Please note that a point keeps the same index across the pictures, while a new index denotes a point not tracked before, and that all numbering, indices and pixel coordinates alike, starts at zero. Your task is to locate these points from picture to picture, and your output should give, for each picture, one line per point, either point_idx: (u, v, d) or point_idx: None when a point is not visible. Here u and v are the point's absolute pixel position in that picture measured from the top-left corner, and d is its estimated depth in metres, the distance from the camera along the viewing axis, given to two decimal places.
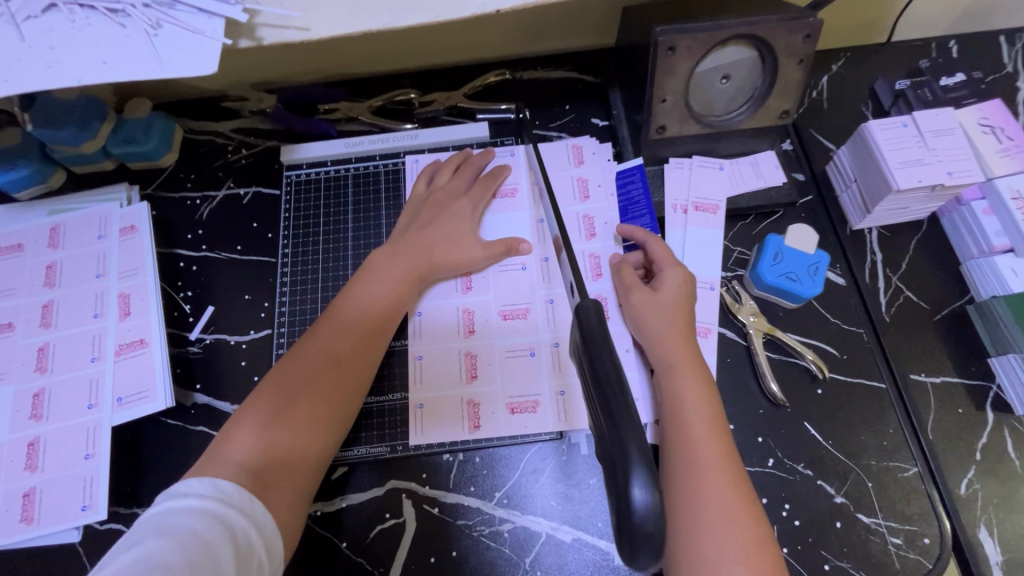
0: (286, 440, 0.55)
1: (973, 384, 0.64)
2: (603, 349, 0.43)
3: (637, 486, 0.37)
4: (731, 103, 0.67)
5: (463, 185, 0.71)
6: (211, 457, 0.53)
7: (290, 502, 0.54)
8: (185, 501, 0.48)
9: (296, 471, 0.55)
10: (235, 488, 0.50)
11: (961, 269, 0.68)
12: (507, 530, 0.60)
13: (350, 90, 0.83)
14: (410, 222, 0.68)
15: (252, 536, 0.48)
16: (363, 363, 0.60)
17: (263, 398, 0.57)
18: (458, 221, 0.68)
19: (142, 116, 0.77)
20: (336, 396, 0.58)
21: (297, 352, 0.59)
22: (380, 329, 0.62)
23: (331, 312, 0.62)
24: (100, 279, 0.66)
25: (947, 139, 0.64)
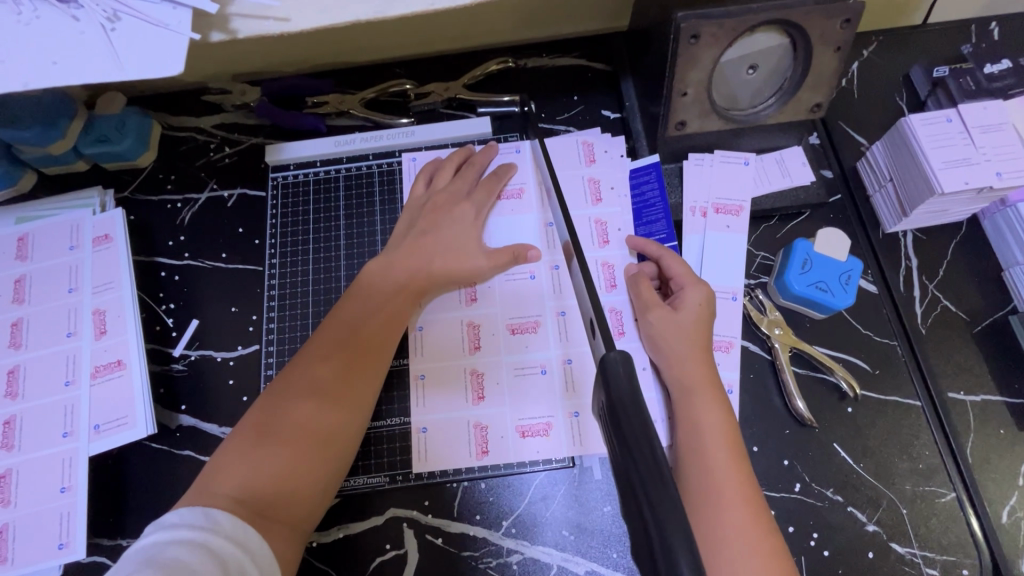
0: (285, 468, 0.49)
1: (1016, 402, 0.59)
2: (628, 406, 0.36)
3: None
4: (757, 96, 0.61)
5: (466, 185, 0.65)
6: (199, 490, 0.47)
7: (289, 538, 0.49)
8: (173, 533, 0.42)
9: (297, 502, 0.50)
10: (228, 517, 0.45)
11: (1004, 276, 0.63)
12: (516, 562, 0.56)
13: (340, 81, 0.77)
14: (410, 228, 0.63)
15: (247, 571, 0.43)
16: (367, 379, 0.55)
17: (257, 422, 0.51)
18: (462, 225, 0.63)
19: (115, 112, 0.71)
20: (339, 417, 0.53)
21: (295, 371, 0.54)
22: (383, 342, 0.57)
23: (329, 325, 0.57)
24: (73, 294, 0.61)
25: (996, 136, 0.59)
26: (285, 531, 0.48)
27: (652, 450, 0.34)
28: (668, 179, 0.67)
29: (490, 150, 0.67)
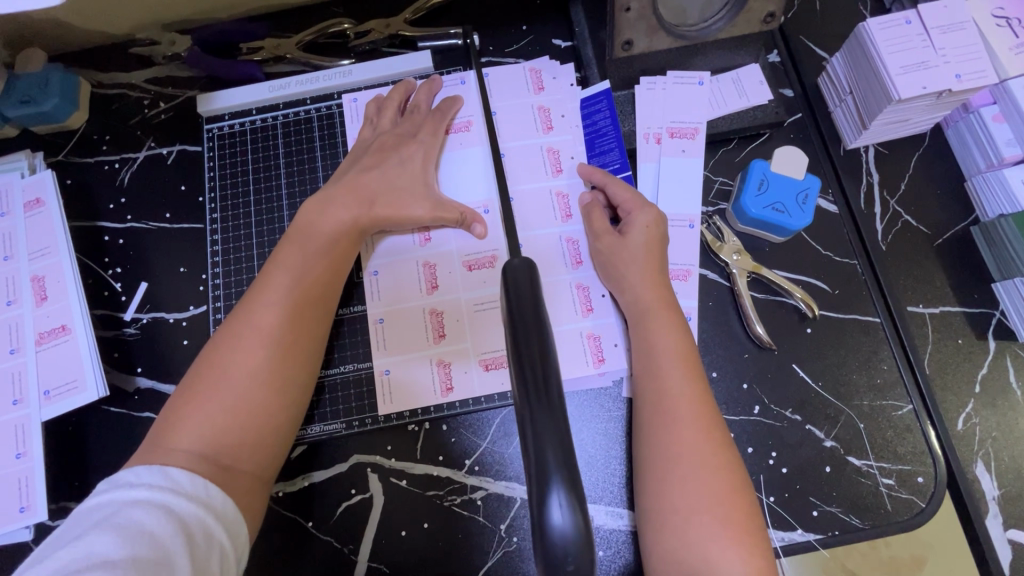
0: (245, 417, 0.49)
1: (975, 312, 0.59)
2: (527, 307, 0.31)
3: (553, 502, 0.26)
4: (706, 9, 0.59)
5: (413, 125, 0.63)
6: (155, 447, 0.46)
7: (253, 486, 0.49)
8: (131, 493, 0.42)
9: (259, 450, 0.50)
10: (188, 474, 0.44)
11: (966, 186, 0.61)
12: (480, 498, 0.57)
13: (275, 25, 0.72)
14: (354, 166, 0.60)
15: (210, 526, 0.43)
16: (317, 323, 0.54)
17: (206, 376, 0.49)
18: (409, 162, 0.60)
19: (37, 70, 0.67)
20: (293, 364, 0.52)
21: (240, 319, 0.52)
22: (331, 285, 0.56)
23: (271, 271, 0.54)
24: (9, 262, 0.59)
25: (955, 36, 0.56)
26: (247, 478, 0.49)
27: (544, 355, 0.29)
28: (620, 107, 0.64)
29: (433, 86, 0.65)
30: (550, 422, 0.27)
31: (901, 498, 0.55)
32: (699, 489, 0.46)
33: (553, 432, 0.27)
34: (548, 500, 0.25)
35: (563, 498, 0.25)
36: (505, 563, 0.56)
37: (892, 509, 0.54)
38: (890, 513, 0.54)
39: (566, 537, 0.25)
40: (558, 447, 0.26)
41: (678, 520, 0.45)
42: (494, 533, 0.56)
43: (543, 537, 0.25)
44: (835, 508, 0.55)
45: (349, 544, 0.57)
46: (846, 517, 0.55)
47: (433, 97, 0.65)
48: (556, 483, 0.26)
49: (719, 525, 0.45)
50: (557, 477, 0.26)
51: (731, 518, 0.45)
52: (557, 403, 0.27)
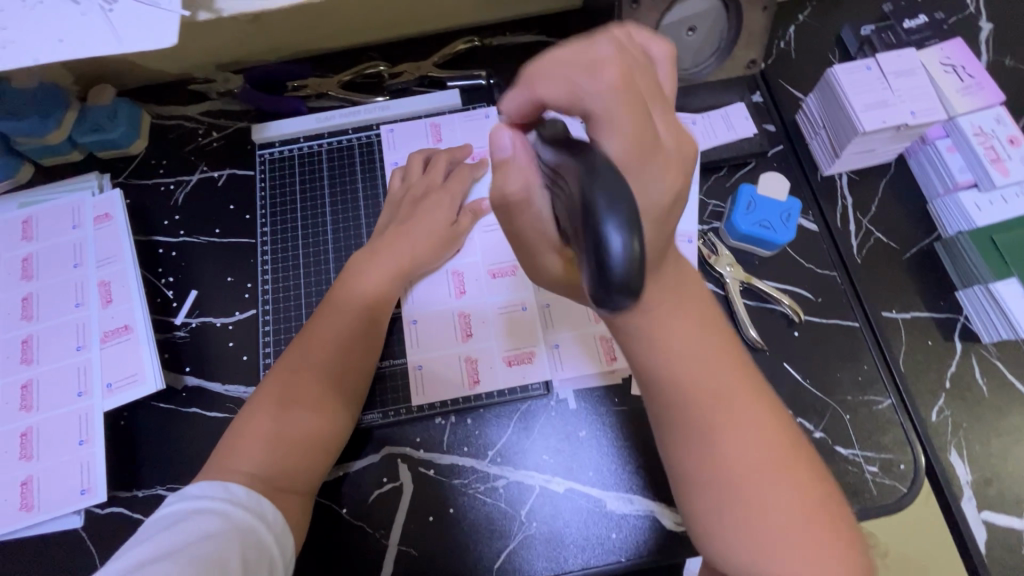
0: (296, 446, 0.55)
1: (942, 317, 0.66)
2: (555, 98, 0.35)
3: (612, 230, 0.29)
4: (698, 55, 0.68)
5: (441, 178, 0.71)
6: (219, 465, 0.53)
7: (299, 505, 0.55)
8: (197, 503, 0.48)
9: (305, 473, 0.56)
10: (245, 488, 0.50)
11: (928, 209, 0.70)
12: (502, 486, 0.62)
13: (318, 66, 0.82)
14: (392, 220, 0.69)
15: (261, 533, 0.49)
16: (360, 366, 0.61)
17: (266, 402, 0.57)
18: (440, 211, 0.68)
19: (106, 103, 0.76)
20: (339, 394, 0.59)
21: (296, 361, 0.59)
22: (375, 330, 0.63)
23: (319, 318, 0.62)
24: (78, 269, 0.66)
25: (910, 80, 0.66)
26: (293, 499, 0.54)
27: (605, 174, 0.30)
28: None
29: (457, 151, 0.73)
30: (595, 173, 0.30)
31: (885, 484, 0.60)
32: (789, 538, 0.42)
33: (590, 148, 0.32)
34: (606, 231, 0.29)
35: (620, 227, 0.29)
36: (525, 546, 0.60)
37: (877, 493, 0.60)
38: (875, 496, 0.60)
39: (624, 264, 0.29)
40: (609, 195, 0.29)
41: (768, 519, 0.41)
42: (515, 518, 0.61)
43: (601, 261, 0.29)
44: None
45: (379, 530, 0.61)
46: None
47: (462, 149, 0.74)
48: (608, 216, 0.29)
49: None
50: (608, 212, 0.29)
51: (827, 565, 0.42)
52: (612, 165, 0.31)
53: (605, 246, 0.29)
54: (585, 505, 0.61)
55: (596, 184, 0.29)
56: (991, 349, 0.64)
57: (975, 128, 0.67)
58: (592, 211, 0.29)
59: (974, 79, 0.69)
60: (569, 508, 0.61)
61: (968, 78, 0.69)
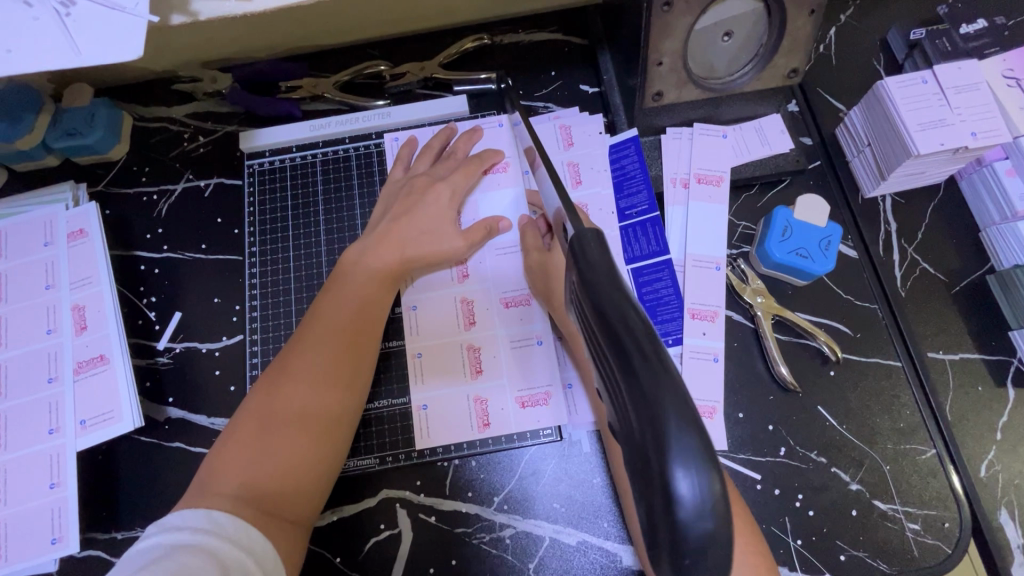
0: (287, 464, 0.51)
1: (994, 359, 0.60)
2: (593, 251, 0.31)
3: (680, 472, 0.25)
4: (733, 64, 0.61)
5: (446, 169, 0.65)
6: (201, 491, 0.48)
7: (294, 532, 0.50)
8: (176, 535, 0.43)
9: (296, 497, 0.51)
10: (229, 516, 0.45)
11: (981, 237, 0.63)
12: (509, 536, 0.57)
13: (314, 64, 0.75)
14: (386, 215, 0.63)
15: (249, 568, 0.44)
16: (356, 371, 0.56)
17: (251, 417, 0.52)
18: (437, 208, 0.62)
19: (82, 104, 0.69)
20: (333, 407, 0.54)
21: (284, 369, 0.54)
22: (371, 332, 0.58)
23: (309, 322, 0.57)
24: (50, 291, 0.60)
25: (970, 96, 0.59)
26: (287, 525, 0.49)
27: (665, 369, 0.26)
28: (648, 152, 0.67)
29: (473, 135, 0.67)
30: (659, 385, 0.26)
31: (927, 543, 0.55)
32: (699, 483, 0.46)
33: (625, 302, 0.29)
34: (674, 476, 0.25)
35: (693, 474, 0.25)
36: None
37: (918, 554, 0.55)
38: (916, 558, 0.55)
39: (700, 521, 0.25)
40: (678, 414, 0.25)
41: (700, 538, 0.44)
42: (522, 572, 0.56)
43: (673, 514, 0.25)
44: (862, 553, 0.55)
45: None
46: (873, 562, 0.55)
47: (472, 145, 0.67)
48: (678, 461, 0.25)
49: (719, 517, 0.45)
50: (675, 451, 0.25)
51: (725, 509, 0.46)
52: (665, 352, 0.27)
53: (679, 503, 0.25)
54: (599, 560, 0.56)
55: (660, 398, 0.26)
56: None
57: None
58: (663, 446, 0.25)
59: None
60: (582, 563, 0.56)
61: None
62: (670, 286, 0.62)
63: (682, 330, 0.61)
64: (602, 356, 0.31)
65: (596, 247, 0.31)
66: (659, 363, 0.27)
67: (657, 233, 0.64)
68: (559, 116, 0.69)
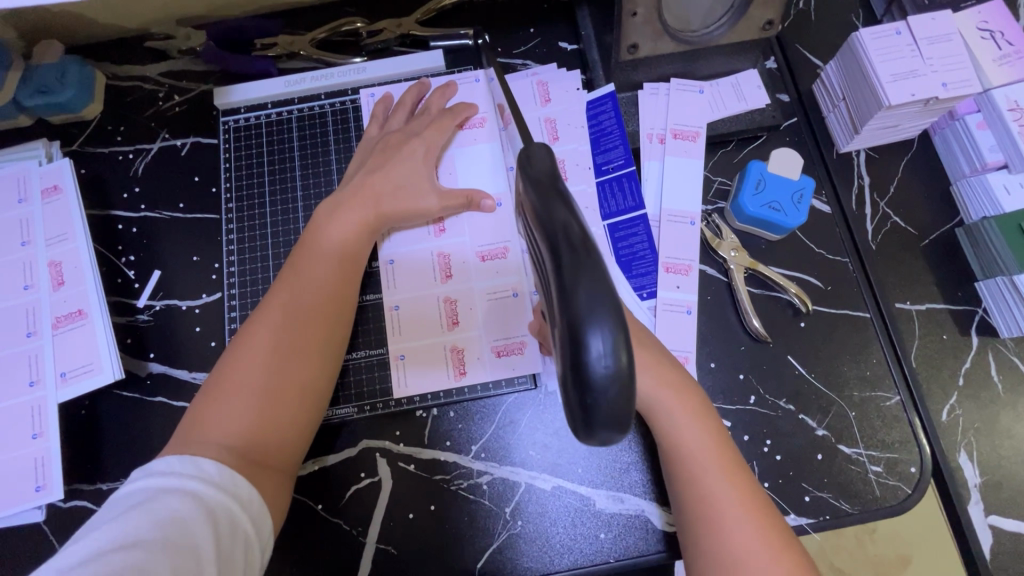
0: (271, 414, 0.51)
1: (959, 309, 0.62)
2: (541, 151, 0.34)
3: (593, 334, 0.28)
4: (709, 16, 0.61)
5: (421, 124, 0.64)
6: (187, 440, 0.48)
7: (279, 480, 0.51)
8: (164, 480, 0.44)
9: (285, 444, 0.52)
10: (217, 464, 0.46)
11: (952, 190, 0.64)
12: (486, 483, 0.59)
13: (289, 22, 0.74)
14: (360, 169, 0.62)
15: (237, 516, 0.45)
16: (336, 323, 0.57)
17: (233, 370, 0.52)
18: (413, 163, 0.62)
19: (53, 61, 0.68)
20: (313, 359, 0.55)
21: (265, 323, 0.54)
22: (350, 285, 0.58)
23: (287, 276, 0.57)
24: (27, 247, 0.60)
25: (943, 47, 0.59)
26: (273, 473, 0.51)
27: (590, 252, 0.30)
28: (625, 108, 0.67)
29: (447, 90, 0.66)
30: (582, 265, 0.29)
31: (888, 485, 0.57)
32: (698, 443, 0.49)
33: (567, 210, 0.31)
34: (589, 338, 0.28)
35: (603, 334, 0.28)
36: (509, 545, 0.57)
37: (879, 494, 0.57)
38: (878, 498, 0.57)
39: (607, 379, 0.29)
40: (594, 287, 0.29)
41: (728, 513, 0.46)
42: (499, 516, 0.58)
43: (583, 371, 0.29)
44: (826, 494, 0.57)
45: (357, 527, 0.58)
46: (835, 502, 0.57)
47: (447, 100, 0.66)
48: (591, 325, 0.28)
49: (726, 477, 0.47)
50: (588, 316, 0.28)
51: (725, 474, 0.47)
52: (591, 240, 0.30)
53: (589, 356, 0.28)
54: (573, 504, 0.58)
55: (579, 273, 0.29)
56: (1010, 344, 0.60)
57: (1011, 102, 0.60)
58: (574, 308, 0.28)
59: (1013, 47, 0.62)
60: (556, 507, 0.58)
61: (1007, 46, 0.62)
62: (645, 241, 0.63)
63: (656, 283, 0.62)
64: (536, 248, 0.34)
65: (544, 154, 0.34)
66: (582, 244, 0.30)
67: (632, 188, 0.64)
68: (536, 72, 0.69)
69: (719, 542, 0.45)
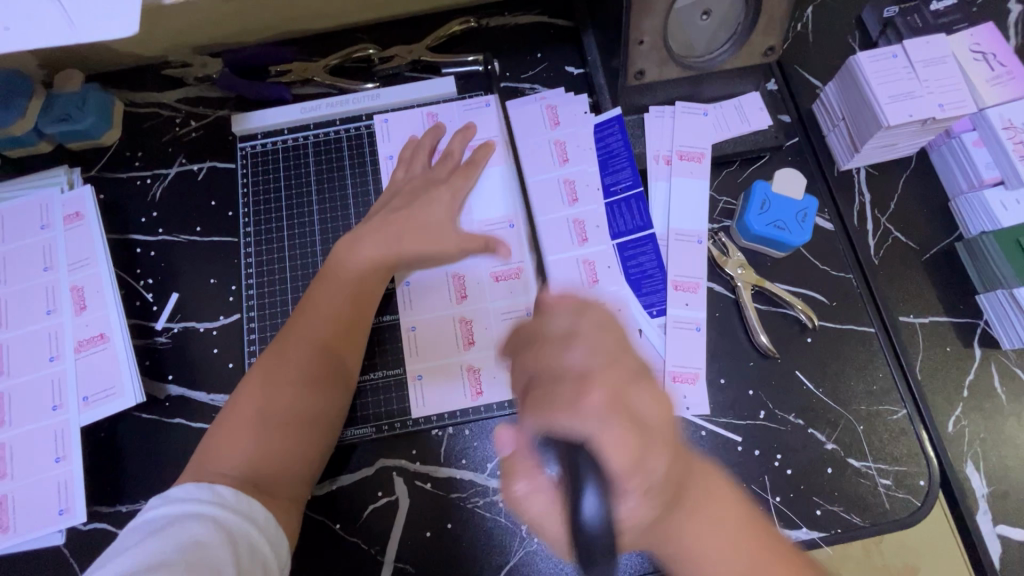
0: (281, 445, 0.53)
1: (961, 322, 0.63)
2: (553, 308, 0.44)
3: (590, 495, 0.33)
4: (712, 42, 0.63)
5: (445, 171, 0.67)
6: (203, 468, 0.50)
7: (290, 508, 0.52)
8: (184, 506, 0.45)
9: (295, 475, 0.53)
10: (234, 491, 0.48)
11: (949, 206, 0.66)
12: (502, 500, 0.59)
13: (303, 49, 0.76)
14: (386, 207, 0.64)
15: (255, 540, 0.46)
16: (348, 356, 0.58)
17: (248, 400, 0.53)
18: (439, 208, 0.64)
19: (74, 90, 0.70)
20: (324, 391, 0.56)
21: (280, 356, 0.56)
22: (363, 318, 0.60)
23: (304, 308, 0.59)
24: (49, 272, 0.62)
25: (938, 69, 0.61)
26: (285, 502, 0.52)
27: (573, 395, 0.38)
28: (632, 130, 0.69)
29: (468, 132, 0.68)
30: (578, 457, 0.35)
31: (898, 497, 0.58)
32: (716, 557, 0.43)
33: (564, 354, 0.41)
34: (583, 493, 0.33)
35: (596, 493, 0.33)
36: (526, 562, 0.58)
37: (889, 507, 0.58)
38: (887, 511, 0.58)
39: (598, 532, 0.33)
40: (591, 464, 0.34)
41: None
42: (515, 534, 0.59)
43: (576, 522, 0.33)
44: (837, 507, 0.58)
45: (375, 546, 0.59)
46: (846, 515, 0.58)
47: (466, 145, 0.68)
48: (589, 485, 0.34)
49: None
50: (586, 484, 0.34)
51: None
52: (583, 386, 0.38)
53: (584, 514, 0.33)
54: None
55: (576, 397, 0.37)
56: (1011, 355, 0.62)
57: (1004, 121, 0.63)
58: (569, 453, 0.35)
59: (1005, 68, 0.65)
60: None
61: (999, 67, 0.65)
62: (654, 259, 0.65)
63: (665, 301, 0.64)
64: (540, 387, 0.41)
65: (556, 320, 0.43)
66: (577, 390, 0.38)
67: (640, 208, 0.66)
68: (545, 96, 0.71)
69: None
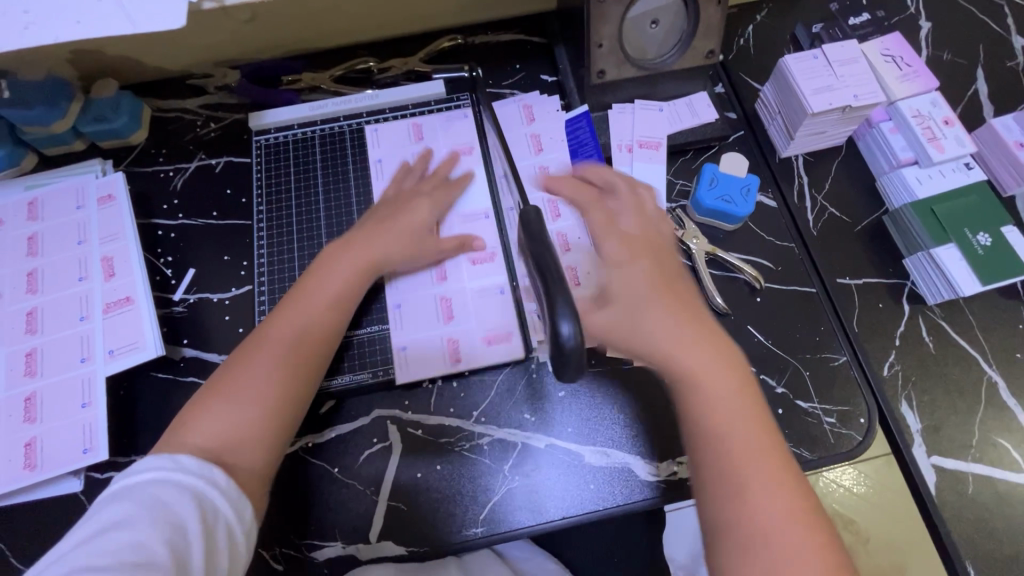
0: (249, 423, 0.54)
1: (891, 282, 0.72)
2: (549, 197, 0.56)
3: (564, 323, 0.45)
4: (662, 46, 0.75)
5: (426, 186, 0.74)
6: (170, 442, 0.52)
7: (251, 479, 0.52)
8: (144, 475, 0.46)
9: (258, 450, 0.54)
10: (195, 460, 0.48)
11: (876, 184, 0.76)
12: (486, 443, 0.66)
13: (312, 63, 0.87)
14: (371, 216, 0.71)
15: (218, 507, 0.48)
16: (322, 350, 0.61)
17: (224, 380, 0.56)
18: (416, 215, 0.70)
19: (109, 95, 0.80)
20: (296, 377, 0.58)
21: (258, 344, 0.59)
22: (342, 317, 0.64)
23: (289, 301, 0.63)
24: (82, 245, 0.69)
25: (853, 67, 0.72)
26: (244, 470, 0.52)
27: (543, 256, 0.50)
28: (598, 125, 0.79)
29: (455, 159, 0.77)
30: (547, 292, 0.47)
31: (843, 434, 0.65)
32: (764, 506, 0.47)
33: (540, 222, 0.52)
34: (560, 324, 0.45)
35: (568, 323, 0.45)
36: (506, 499, 0.63)
37: (835, 442, 0.65)
38: (833, 445, 0.65)
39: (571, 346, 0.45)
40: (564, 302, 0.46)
41: (749, 516, 0.46)
42: (499, 473, 0.64)
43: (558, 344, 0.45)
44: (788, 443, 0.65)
45: (370, 488, 0.64)
46: (797, 450, 0.64)
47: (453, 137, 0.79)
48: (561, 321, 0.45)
49: (766, 478, 0.48)
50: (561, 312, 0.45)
51: (773, 480, 0.48)
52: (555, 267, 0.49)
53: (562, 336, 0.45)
54: (564, 459, 0.65)
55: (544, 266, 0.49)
56: (937, 310, 0.70)
57: (913, 111, 0.73)
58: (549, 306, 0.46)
59: (911, 68, 0.76)
60: (549, 464, 0.65)
61: (906, 67, 0.76)
62: None
63: None
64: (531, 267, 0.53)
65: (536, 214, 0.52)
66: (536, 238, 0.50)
67: None
68: (522, 98, 0.81)
69: (739, 513, 0.47)
